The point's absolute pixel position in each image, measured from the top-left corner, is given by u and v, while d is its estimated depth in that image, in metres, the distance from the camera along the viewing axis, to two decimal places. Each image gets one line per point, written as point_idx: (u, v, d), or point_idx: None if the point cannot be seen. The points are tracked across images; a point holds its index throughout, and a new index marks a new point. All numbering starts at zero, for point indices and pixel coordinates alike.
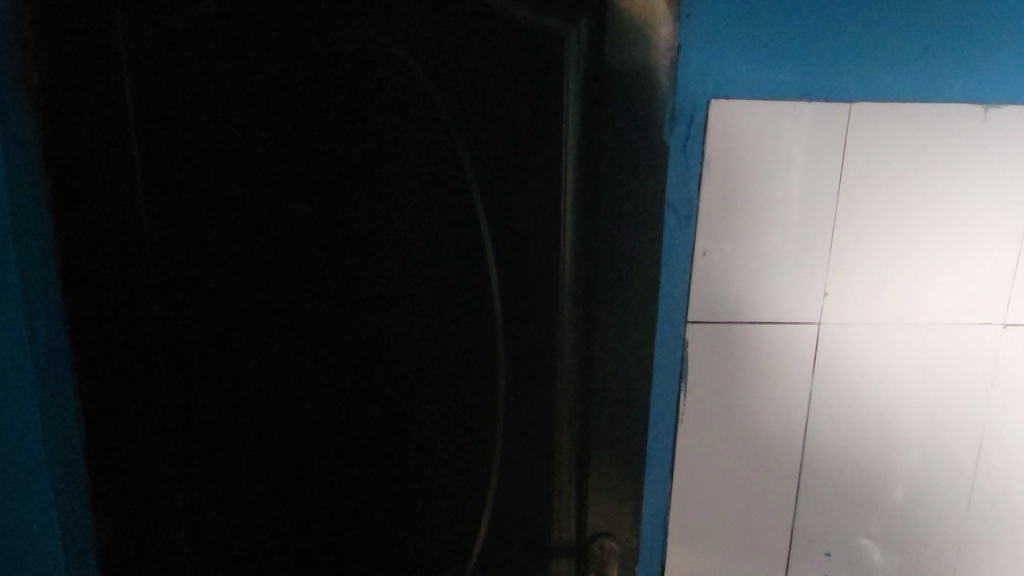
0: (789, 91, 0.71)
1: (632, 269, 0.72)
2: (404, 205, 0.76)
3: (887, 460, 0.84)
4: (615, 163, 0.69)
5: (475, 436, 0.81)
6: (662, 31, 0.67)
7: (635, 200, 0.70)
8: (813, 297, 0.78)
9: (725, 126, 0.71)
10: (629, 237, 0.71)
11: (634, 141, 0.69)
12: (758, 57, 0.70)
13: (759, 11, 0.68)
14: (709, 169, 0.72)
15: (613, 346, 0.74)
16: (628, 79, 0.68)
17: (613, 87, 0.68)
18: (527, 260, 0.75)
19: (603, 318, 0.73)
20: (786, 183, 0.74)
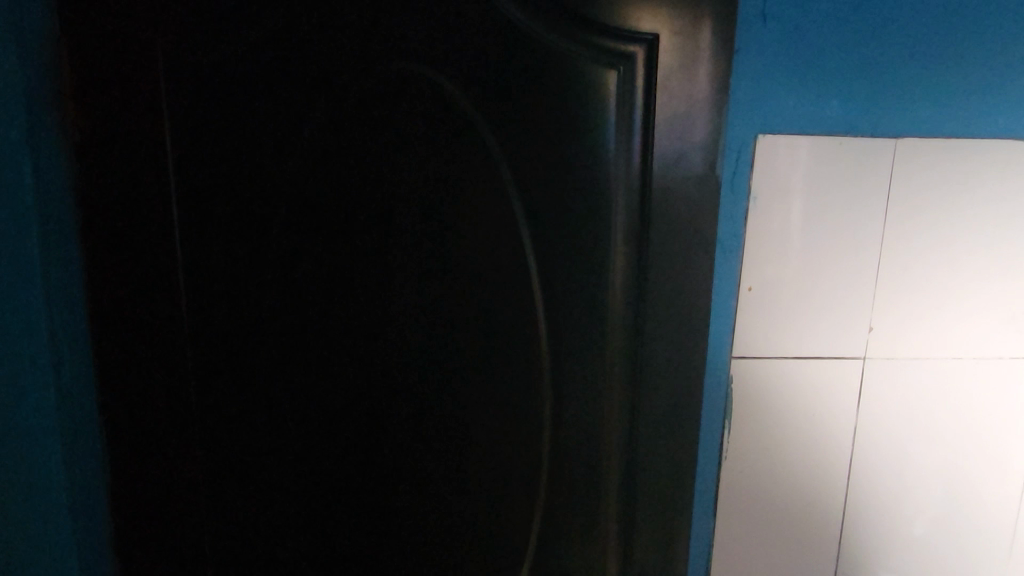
0: (836, 127, 0.71)
1: (684, 304, 0.71)
2: (448, 247, 0.72)
3: (920, 493, 0.83)
4: (668, 203, 0.68)
5: (513, 476, 0.78)
6: (719, 69, 0.65)
7: (688, 239, 0.69)
8: (857, 333, 0.77)
9: (772, 162, 0.71)
10: (681, 277, 0.70)
11: (688, 175, 0.68)
12: (808, 93, 0.70)
13: (810, 47, 0.68)
14: (756, 203, 0.72)
15: (662, 379, 0.73)
16: (683, 114, 0.66)
17: (669, 121, 0.66)
18: (575, 295, 0.72)
19: (652, 353, 0.72)
20: (831, 219, 0.74)
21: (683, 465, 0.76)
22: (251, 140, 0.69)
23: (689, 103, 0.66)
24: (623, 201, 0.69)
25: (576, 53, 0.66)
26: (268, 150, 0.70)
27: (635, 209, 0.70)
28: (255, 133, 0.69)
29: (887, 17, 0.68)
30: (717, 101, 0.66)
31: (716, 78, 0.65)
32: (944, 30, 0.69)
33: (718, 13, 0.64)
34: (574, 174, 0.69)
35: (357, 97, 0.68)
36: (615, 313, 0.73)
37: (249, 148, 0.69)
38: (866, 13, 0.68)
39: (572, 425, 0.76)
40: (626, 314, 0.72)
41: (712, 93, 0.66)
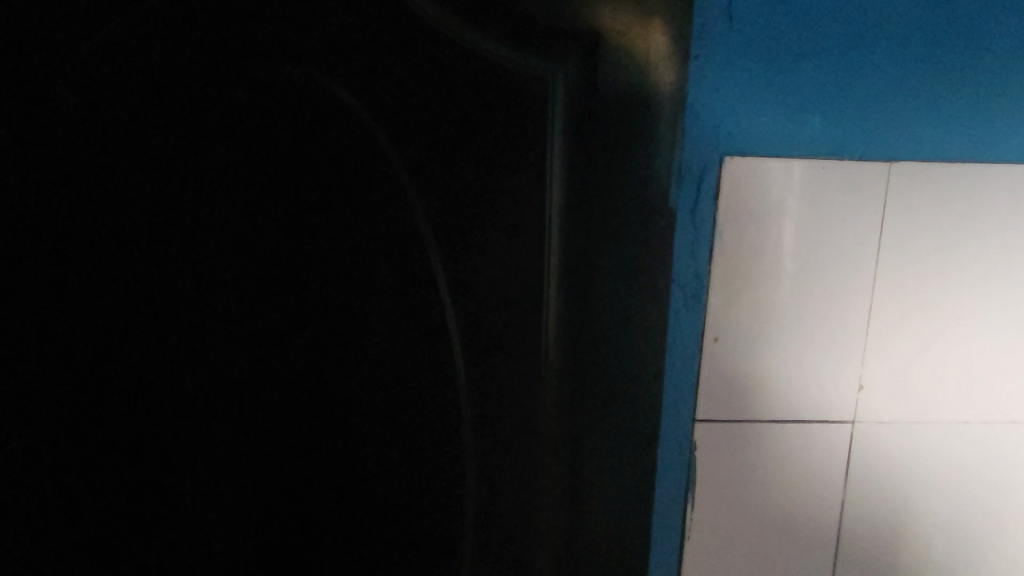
0: (816, 147, 0.59)
1: (630, 344, 0.62)
2: (360, 256, 0.63)
3: (920, 563, 0.71)
4: (610, 217, 0.60)
5: (444, 526, 0.68)
6: (666, 79, 0.56)
7: (635, 262, 0.60)
8: (844, 394, 0.65)
9: (741, 191, 0.59)
10: (626, 303, 0.61)
11: (633, 196, 0.59)
12: (783, 107, 0.58)
13: (783, 56, 0.57)
14: (724, 238, 0.60)
15: (606, 425, 0.64)
16: (626, 129, 0.58)
17: (607, 136, 0.58)
18: (504, 325, 0.64)
19: (594, 395, 0.64)
20: (812, 258, 0.62)
21: (634, 525, 0.66)
22: (114, 149, 0.59)
23: (632, 118, 0.58)
24: (558, 225, 0.60)
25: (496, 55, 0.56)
26: (141, 158, 0.60)
27: (572, 232, 0.61)
28: (119, 142, 0.59)
29: (875, 14, 0.56)
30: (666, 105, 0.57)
31: (664, 89, 0.57)
32: (945, 36, 0.57)
33: (666, 16, 0.55)
34: (497, 196, 0.60)
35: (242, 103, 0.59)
36: (549, 352, 0.64)
37: (112, 156, 0.60)
38: (850, 10, 0.56)
39: (502, 478, 0.67)
40: (563, 351, 0.64)
41: (659, 94, 0.57)
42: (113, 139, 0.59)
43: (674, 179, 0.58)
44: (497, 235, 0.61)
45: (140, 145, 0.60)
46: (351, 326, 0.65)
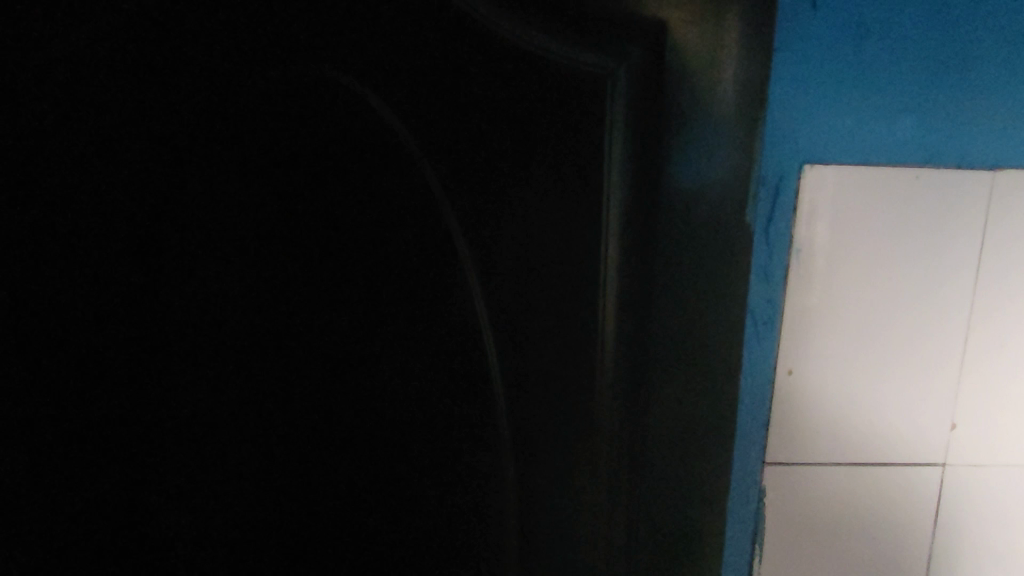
0: (909, 153, 0.52)
1: (697, 378, 0.53)
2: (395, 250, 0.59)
3: None
4: (680, 231, 0.51)
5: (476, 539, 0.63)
6: (748, 71, 0.47)
7: (709, 285, 0.51)
8: (934, 434, 0.57)
9: (821, 202, 0.52)
10: (698, 331, 0.52)
11: (705, 206, 0.50)
12: (873, 106, 0.50)
13: (876, 47, 0.49)
14: (799, 257, 0.53)
15: (667, 467, 0.56)
16: (697, 127, 0.49)
17: (674, 134, 0.49)
18: (543, 337, 0.57)
19: (653, 433, 0.56)
20: (903, 279, 0.54)
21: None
22: (127, 146, 0.55)
23: (706, 117, 0.49)
24: (615, 237, 0.52)
25: (542, 42, 0.48)
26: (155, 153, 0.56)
27: (630, 243, 0.52)
28: (134, 136, 0.55)
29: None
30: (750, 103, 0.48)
31: (745, 84, 0.47)
32: None
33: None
34: (543, 204, 0.53)
35: (266, 92, 0.55)
36: (603, 380, 0.56)
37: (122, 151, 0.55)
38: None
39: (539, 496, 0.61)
40: (619, 379, 0.56)
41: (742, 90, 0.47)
42: (124, 136, 0.54)
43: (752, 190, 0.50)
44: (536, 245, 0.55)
45: (151, 141, 0.55)
46: (381, 320, 0.61)
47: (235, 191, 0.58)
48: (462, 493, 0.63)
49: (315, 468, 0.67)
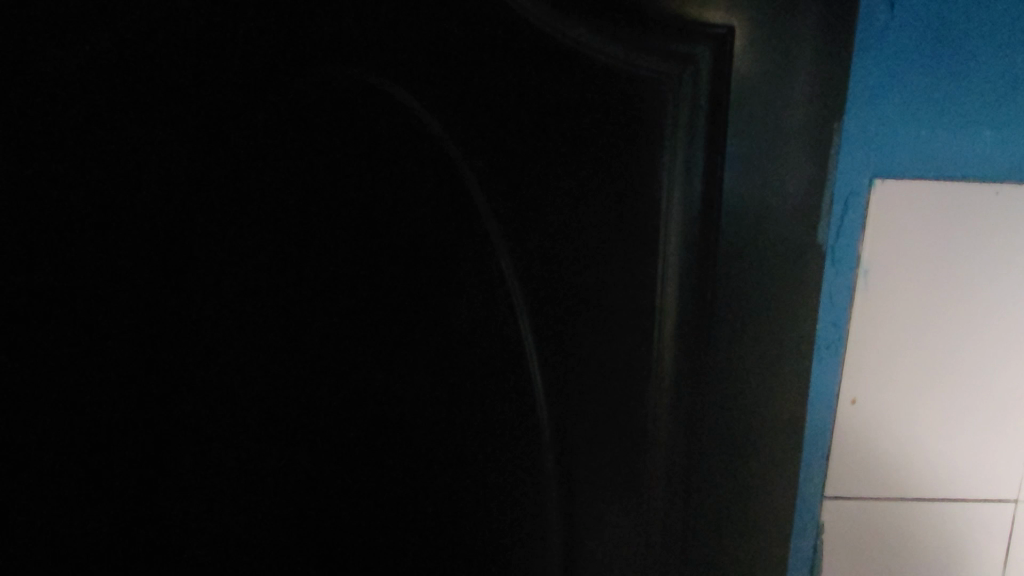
0: (990, 166, 0.47)
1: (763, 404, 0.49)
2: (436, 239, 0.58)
3: None
4: (747, 253, 0.46)
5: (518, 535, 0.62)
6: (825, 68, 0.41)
7: (783, 305, 0.46)
8: (1008, 470, 0.53)
9: (893, 222, 0.48)
10: (767, 354, 0.48)
11: (779, 220, 0.45)
12: (953, 115, 0.46)
13: (963, 55, 0.44)
14: (866, 280, 0.49)
15: (729, 502, 0.51)
16: (766, 130, 0.43)
17: (741, 138, 0.43)
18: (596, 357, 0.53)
19: (712, 466, 0.51)
20: (978, 305, 0.50)
21: None
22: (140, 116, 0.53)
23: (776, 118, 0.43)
24: (676, 250, 0.47)
25: (592, 50, 0.44)
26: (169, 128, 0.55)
27: (694, 257, 0.47)
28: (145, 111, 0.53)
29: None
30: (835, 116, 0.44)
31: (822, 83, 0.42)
32: None
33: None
34: (601, 227, 0.50)
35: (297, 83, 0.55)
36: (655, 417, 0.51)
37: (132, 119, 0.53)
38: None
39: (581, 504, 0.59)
40: (675, 400, 0.51)
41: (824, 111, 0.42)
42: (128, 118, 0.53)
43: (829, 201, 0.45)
44: (603, 268, 0.51)
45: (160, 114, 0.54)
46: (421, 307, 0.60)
47: (258, 169, 0.58)
48: (503, 493, 0.62)
49: (348, 451, 0.67)
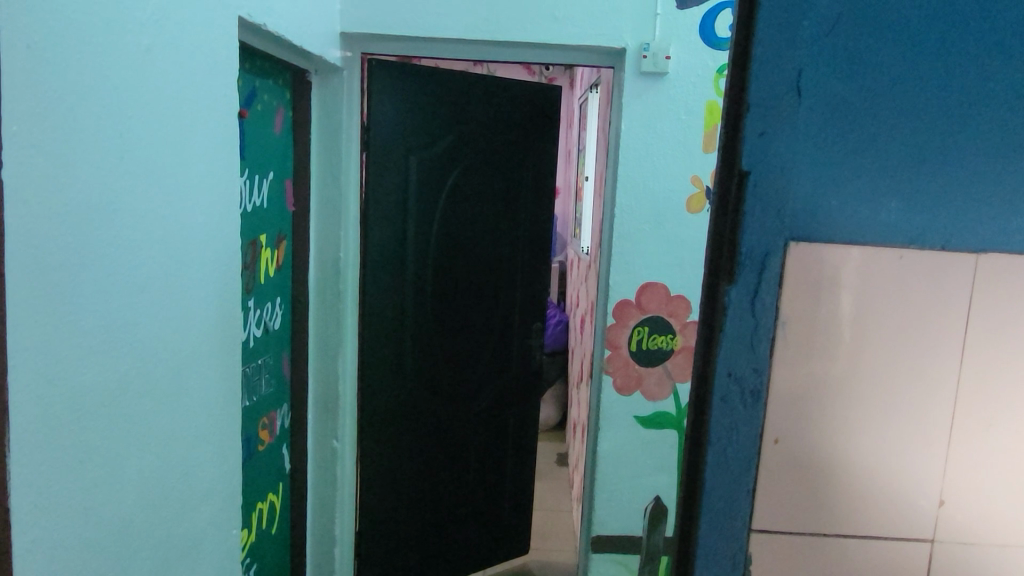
0: (889, 235, 0.55)
1: (777, 362, 0.56)
2: None
3: None
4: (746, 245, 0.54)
5: None
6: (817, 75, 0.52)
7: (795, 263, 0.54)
8: (923, 509, 0.58)
9: (803, 276, 0.55)
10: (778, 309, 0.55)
11: (767, 218, 0.53)
12: (852, 187, 0.54)
13: (853, 140, 0.53)
14: (784, 330, 0.55)
15: (725, 481, 0.57)
16: (760, 142, 0.52)
17: (735, 145, 0.52)
18: None
19: (735, 426, 0.56)
20: (890, 354, 0.56)
21: None
22: None
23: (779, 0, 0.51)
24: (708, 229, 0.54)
25: None
26: None
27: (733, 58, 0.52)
28: None
29: (945, 97, 0.53)
30: (755, 182, 0.53)
31: (815, 79, 0.52)
32: None
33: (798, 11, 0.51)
34: None
35: None
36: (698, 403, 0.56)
37: None
38: (918, 88, 0.53)
39: None
40: (714, 250, 0.54)
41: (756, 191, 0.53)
42: None
43: (792, 213, 0.54)
44: None
45: None
46: None
47: None
48: None
49: None
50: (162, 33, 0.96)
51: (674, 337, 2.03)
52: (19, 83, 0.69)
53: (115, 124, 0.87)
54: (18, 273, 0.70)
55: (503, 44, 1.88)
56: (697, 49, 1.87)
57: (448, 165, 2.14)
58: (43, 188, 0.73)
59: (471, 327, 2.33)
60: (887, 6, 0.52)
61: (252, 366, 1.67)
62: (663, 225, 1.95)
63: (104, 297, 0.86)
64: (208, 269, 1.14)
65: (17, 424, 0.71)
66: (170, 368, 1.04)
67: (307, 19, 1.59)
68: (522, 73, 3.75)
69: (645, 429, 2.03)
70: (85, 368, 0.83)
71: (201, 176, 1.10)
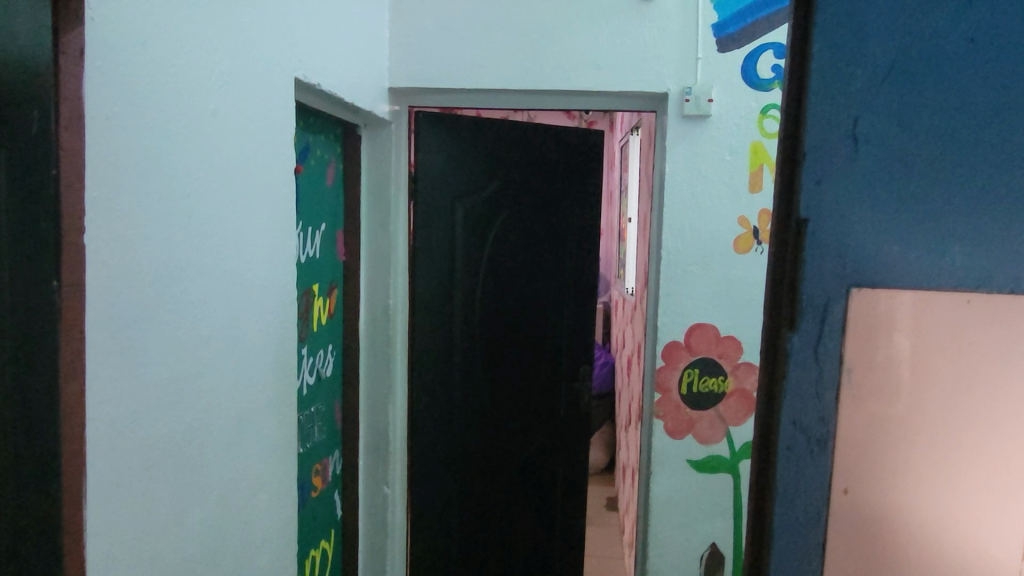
0: (955, 279, 0.54)
1: (842, 410, 0.55)
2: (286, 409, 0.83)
3: None
4: (807, 293, 0.54)
5: None
6: (873, 124, 0.53)
7: (855, 310, 0.54)
8: (1003, 559, 0.56)
9: (865, 322, 0.54)
10: (841, 356, 0.54)
11: (827, 266, 0.53)
12: (914, 232, 0.54)
13: (913, 185, 0.53)
14: (848, 378, 0.55)
15: (794, 532, 0.56)
16: (818, 192, 0.53)
17: (793, 196, 0.53)
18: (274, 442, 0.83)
19: (803, 475, 0.56)
20: (961, 400, 0.55)
21: None
22: None
23: (832, 53, 0.52)
24: (768, 279, 0.54)
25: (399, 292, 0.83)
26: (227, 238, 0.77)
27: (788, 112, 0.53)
28: None
29: (1007, 139, 0.53)
30: (813, 229, 0.53)
31: (872, 128, 0.53)
32: None
33: (850, 65, 0.52)
34: None
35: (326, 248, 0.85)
36: (762, 453, 0.56)
37: None
38: (979, 131, 0.53)
39: None
40: (775, 299, 0.54)
41: (815, 239, 0.53)
42: None
43: (852, 260, 0.54)
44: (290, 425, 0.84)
45: None
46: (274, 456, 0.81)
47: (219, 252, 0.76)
48: None
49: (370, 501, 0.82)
50: (227, 97, 1.01)
51: (725, 380, 1.99)
52: (99, 150, 0.73)
53: (184, 186, 0.91)
54: (95, 329, 0.73)
55: (545, 93, 1.92)
56: (740, 91, 1.89)
57: (494, 211, 2.18)
58: (120, 248, 0.77)
59: (519, 371, 2.33)
60: (942, 51, 0.52)
61: (306, 413, 1.70)
62: (711, 266, 1.93)
63: (171, 349, 0.89)
64: (267, 320, 1.17)
65: (92, 474, 0.74)
66: (232, 417, 1.06)
67: (358, 76, 1.65)
68: (564, 117, 3.80)
69: (699, 473, 1.99)
70: (154, 418, 0.86)
71: (261, 232, 1.14)
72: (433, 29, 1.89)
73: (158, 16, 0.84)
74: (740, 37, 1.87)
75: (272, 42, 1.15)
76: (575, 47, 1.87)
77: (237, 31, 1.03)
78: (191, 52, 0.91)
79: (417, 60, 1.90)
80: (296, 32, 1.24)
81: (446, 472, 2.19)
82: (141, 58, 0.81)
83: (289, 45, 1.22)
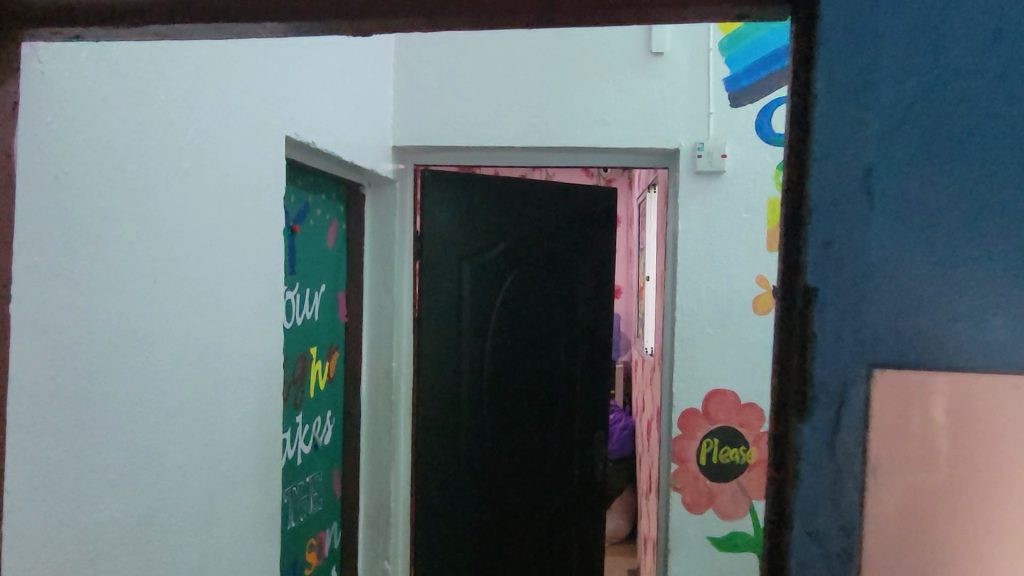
0: (999, 359, 0.45)
1: (867, 515, 0.46)
2: None
3: None
4: (816, 374, 0.45)
5: None
6: (892, 175, 0.45)
7: (876, 394, 0.45)
8: None
9: (889, 408, 0.45)
10: (863, 450, 0.45)
11: (843, 342, 0.45)
12: (948, 302, 0.45)
13: (943, 245, 0.45)
14: (873, 476, 0.45)
15: None
16: (829, 254, 0.45)
17: (799, 259, 0.45)
18: None
19: None
20: (1015, 504, 0.45)
21: None
22: None
23: (837, 96, 0.45)
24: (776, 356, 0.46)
25: None
26: None
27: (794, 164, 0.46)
28: None
29: None
30: (824, 298, 0.45)
31: (889, 179, 0.45)
32: None
33: (861, 109, 0.45)
34: None
35: None
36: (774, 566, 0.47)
37: None
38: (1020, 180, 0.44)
39: None
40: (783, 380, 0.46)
41: (825, 310, 0.45)
42: None
43: (874, 334, 0.45)
44: None
45: None
46: None
47: None
48: None
49: None
50: (203, 155, 0.96)
51: (748, 451, 1.86)
52: (46, 212, 0.68)
53: (150, 250, 0.85)
54: (28, 408, 0.66)
55: (552, 150, 1.87)
56: (755, 146, 1.82)
57: (504, 271, 2.11)
58: (65, 318, 0.71)
59: (530, 438, 2.22)
60: (969, 89, 0.44)
61: (299, 485, 1.60)
62: (729, 328, 1.84)
63: (128, 426, 0.82)
64: (247, 390, 1.10)
65: (18, 573, 0.66)
66: (201, 497, 0.98)
67: (359, 135, 1.62)
68: (580, 175, 3.77)
69: (721, 551, 1.85)
70: (105, 503, 0.78)
71: (241, 296, 1.08)
72: (438, 87, 1.87)
73: (123, 71, 0.80)
74: (753, 90, 1.80)
75: (257, 100, 1.11)
76: (582, 104, 1.83)
77: (216, 88, 0.99)
78: (162, 110, 0.87)
79: (422, 118, 1.88)
80: (286, 89, 1.21)
81: (454, 547, 2.06)
82: (101, 116, 0.76)
83: (277, 104, 1.18)
